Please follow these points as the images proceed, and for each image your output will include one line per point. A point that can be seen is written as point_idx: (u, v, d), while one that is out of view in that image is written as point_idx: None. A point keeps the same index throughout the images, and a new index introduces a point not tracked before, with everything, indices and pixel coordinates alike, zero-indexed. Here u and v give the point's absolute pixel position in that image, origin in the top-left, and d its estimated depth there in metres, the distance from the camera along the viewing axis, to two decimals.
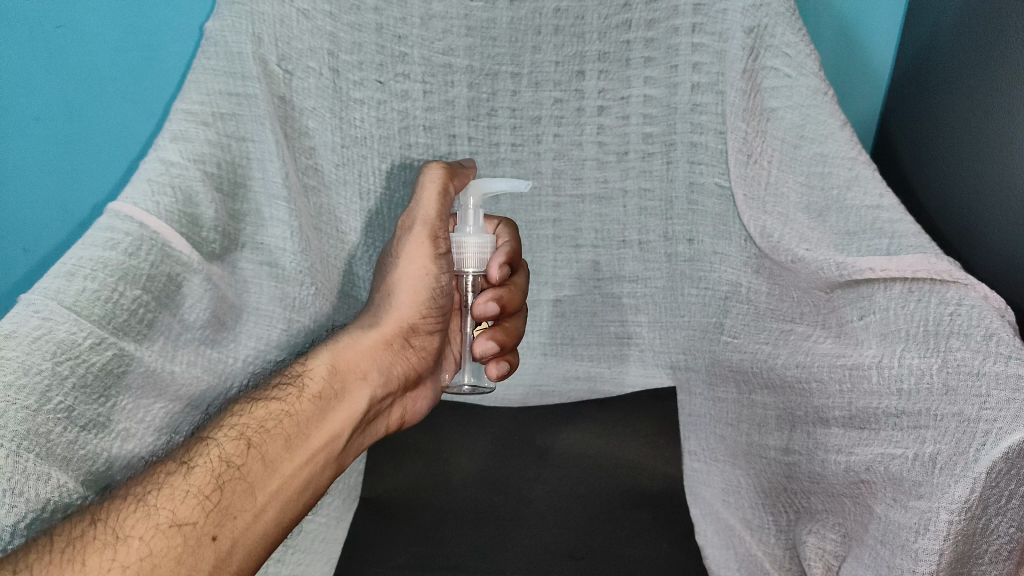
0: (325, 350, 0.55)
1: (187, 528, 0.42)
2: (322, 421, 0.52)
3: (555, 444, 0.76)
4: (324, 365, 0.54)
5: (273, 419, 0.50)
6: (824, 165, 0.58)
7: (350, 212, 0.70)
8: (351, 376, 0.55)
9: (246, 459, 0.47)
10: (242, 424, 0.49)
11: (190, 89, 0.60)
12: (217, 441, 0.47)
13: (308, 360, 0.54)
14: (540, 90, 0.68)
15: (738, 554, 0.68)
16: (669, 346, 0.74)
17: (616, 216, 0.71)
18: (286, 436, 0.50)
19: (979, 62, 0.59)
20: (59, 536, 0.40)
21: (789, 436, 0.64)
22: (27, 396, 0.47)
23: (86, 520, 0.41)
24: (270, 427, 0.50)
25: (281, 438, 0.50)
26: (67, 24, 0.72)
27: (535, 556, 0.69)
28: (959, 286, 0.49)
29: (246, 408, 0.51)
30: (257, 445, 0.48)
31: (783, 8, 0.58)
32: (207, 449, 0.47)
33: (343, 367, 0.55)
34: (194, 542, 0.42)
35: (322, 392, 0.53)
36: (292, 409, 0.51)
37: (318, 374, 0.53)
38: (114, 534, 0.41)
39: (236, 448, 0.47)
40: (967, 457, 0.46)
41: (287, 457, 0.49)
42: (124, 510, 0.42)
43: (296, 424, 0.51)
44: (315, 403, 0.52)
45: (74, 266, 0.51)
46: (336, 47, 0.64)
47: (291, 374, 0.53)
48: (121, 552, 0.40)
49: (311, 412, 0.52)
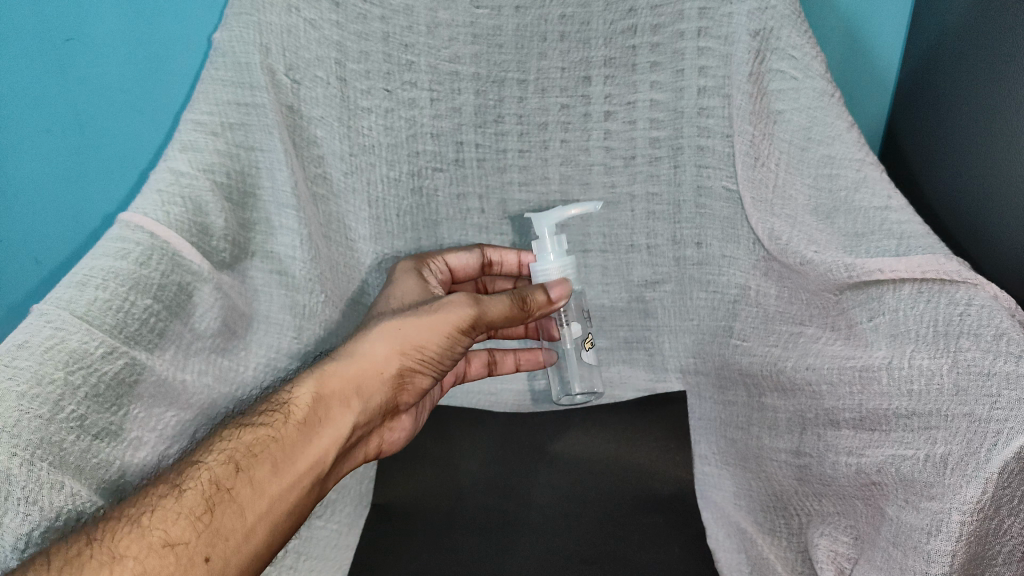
0: (312, 375, 0.54)
1: (180, 547, 0.44)
2: (310, 446, 0.52)
3: (566, 450, 0.76)
4: (310, 391, 0.53)
5: (260, 442, 0.50)
6: (831, 167, 0.58)
7: (360, 220, 0.71)
8: (340, 402, 0.54)
9: (235, 482, 0.47)
10: (228, 448, 0.49)
11: (198, 99, 0.62)
12: (206, 464, 0.48)
13: (294, 386, 0.53)
14: (547, 95, 0.67)
15: (750, 557, 0.67)
16: (680, 351, 0.76)
17: (624, 221, 0.72)
18: (274, 460, 0.49)
19: (984, 60, 0.59)
20: (55, 558, 0.41)
21: (799, 438, 0.63)
22: (40, 405, 0.47)
23: (83, 540, 0.42)
24: (257, 452, 0.49)
25: (270, 461, 0.49)
26: (78, 37, 0.71)
27: (546, 563, 0.67)
28: (968, 285, 0.49)
29: (234, 432, 0.50)
30: (245, 467, 0.48)
31: (789, 10, 0.57)
32: (197, 472, 0.47)
33: (329, 394, 0.54)
34: (187, 562, 0.43)
35: (310, 416, 0.52)
36: (278, 434, 0.50)
37: (303, 400, 0.52)
38: (110, 554, 0.42)
39: (226, 471, 0.47)
40: (979, 458, 0.46)
41: (275, 481, 0.49)
42: (118, 529, 0.43)
43: (283, 451, 0.50)
44: (301, 429, 0.51)
45: (86, 276, 0.52)
46: (344, 56, 0.65)
47: (278, 400, 0.52)
48: (117, 571, 0.41)
49: (299, 436, 0.51)
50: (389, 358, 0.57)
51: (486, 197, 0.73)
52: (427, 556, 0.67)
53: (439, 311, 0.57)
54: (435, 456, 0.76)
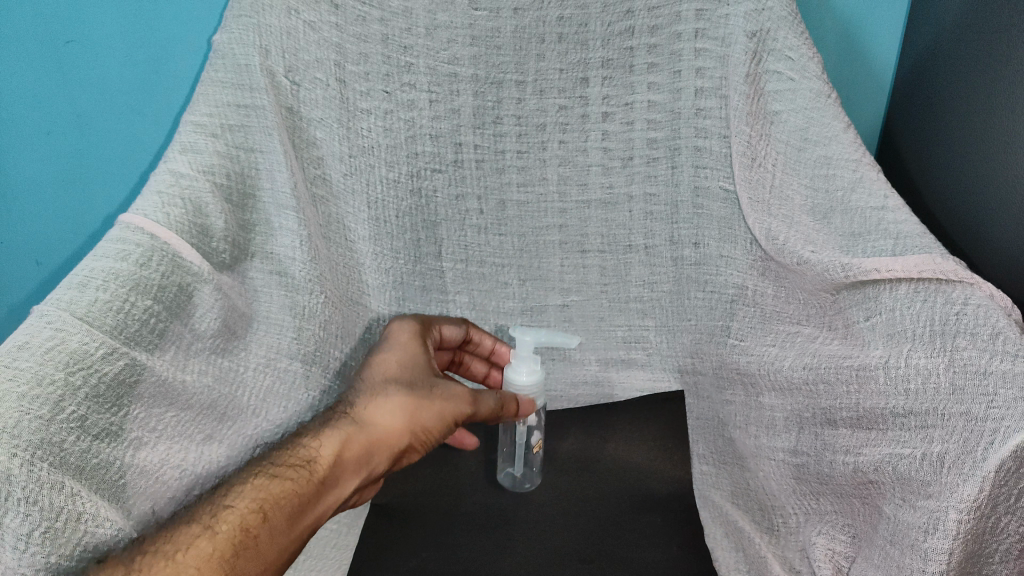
0: (337, 434, 0.51)
1: None
2: (322, 508, 0.49)
3: (563, 448, 0.77)
4: (334, 453, 0.50)
5: (287, 497, 0.47)
6: (828, 167, 0.59)
7: (359, 220, 0.71)
8: (355, 467, 0.51)
9: (259, 537, 0.45)
10: (254, 498, 0.46)
11: (199, 101, 0.63)
12: (234, 513, 0.45)
13: (322, 442, 0.50)
14: (545, 97, 0.68)
15: (748, 556, 0.63)
16: (676, 351, 0.76)
17: (622, 221, 0.72)
18: (291, 520, 0.47)
19: (979, 60, 0.59)
20: None
21: (797, 437, 0.64)
22: (40, 405, 0.46)
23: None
24: (281, 508, 0.47)
25: (288, 519, 0.47)
26: (78, 39, 0.72)
27: (544, 559, 0.66)
28: (964, 285, 0.50)
29: (261, 479, 0.48)
30: (271, 522, 0.46)
31: (785, 11, 0.59)
32: (227, 518, 0.45)
33: (348, 460, 0.51)
34: None
35: (330, 479, 0.50)
36: (303, 492, 0.48)
37: (327, 460, 0.50)
38: None
39: (254, 523, 0.45)
40: (975, 456, 0.46)
41: (290, 540, 0.47)
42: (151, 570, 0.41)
43: (303, 510, 0.48)
44: (322, 490, 0.49)
45: (86, 277, 0.53)
46: (343, 58, 0.65)
47: (302, 453, 0.50)
48: None
49: (318, 497, 0.49)
50: (402, 438, 0.53)
51: (484, 197, 0.73)
52: (425, 554, 0.67)
53: (456, 400, 0.55)
54: (435, 455, 0.77)
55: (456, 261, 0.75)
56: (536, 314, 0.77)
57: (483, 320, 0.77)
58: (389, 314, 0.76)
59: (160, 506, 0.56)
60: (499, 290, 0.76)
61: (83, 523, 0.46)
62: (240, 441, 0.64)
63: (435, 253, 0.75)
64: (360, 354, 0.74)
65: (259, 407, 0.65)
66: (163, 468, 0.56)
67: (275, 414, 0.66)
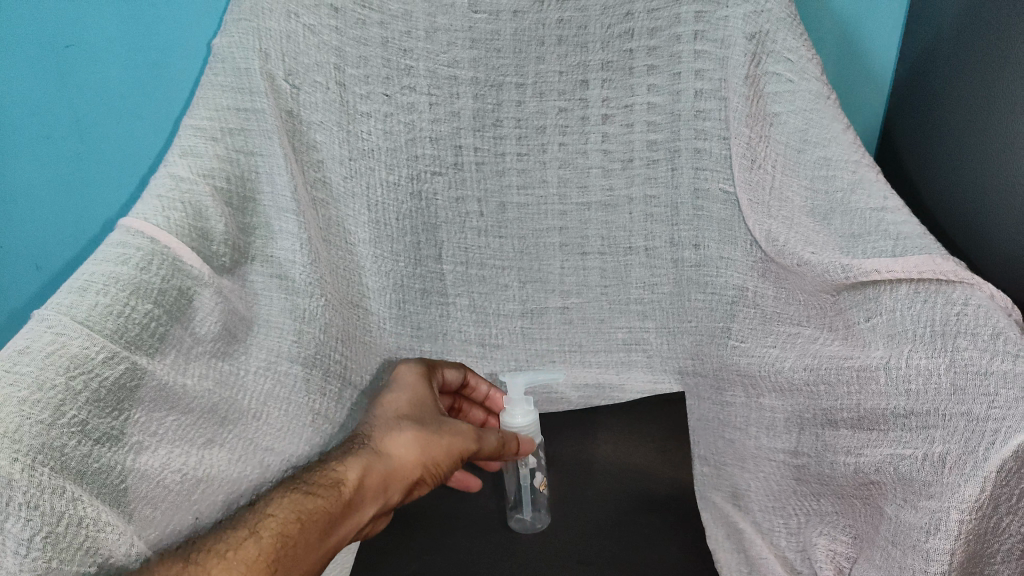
0: (361, 458, 0.50)
1: None
2: (345, 527, 0.49)
3: (563, 451, 0.77)
4: (359, 475, 0.49)
5: (317, 512, 0.47)
6: (827, 168, 0.59)
7: (359, 224, 0.72)
8: (377, 493, 0.51)
9: (289, 549, 0.45)
10: (289, 512, 0.46)
11: (198, 105, 0.63)
12: (270, 525, 0.45)
13: (346, 464, 0.50)
14: (545, 99, 0.68)
15: (750, 557, 0.64)
16: (678, 352, 0.76)
17: (622, 223, 0.72)
18: (320, 537, 0.47)
19: (978, 61, 0.59)
20: None
21: (797, 438, 0.64)
22: (43, 409, 0.46)
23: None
24: (311, 523, 0.46)
25: (319, 537, 0.46)
26: (77, 44, 0.72)
27: (542, 560, 0.66)
28: (965, 285, 0.50)
29: (294, 494, 0.48)
30: (300, 535, 0.46)
31: (784, 14, 0.59)
32: (269, 527, 0.45)
33: (370, 484, 0.50)
34: None
35: (355, 500, 0.49)
36: (332, 508, 0.47)
37: (352, 482, 0.49)
38: None
39: (287, 534, 0.45)
40: (977, 456, 0.46)
41: (316, 554, 0.46)
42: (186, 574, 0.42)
43: (331, 527, 0.47)
44: (347, 510, 0.48)
45: (87, 281, 0.53)
46: (343, 61, 0.65)
47: (329, 474, 0.49)
48: None
49: (344, 515, 0.48)
50: (417, 469, 0.52)
51: (484, 200, 0.73)
52: (431, 557, 0.67)
53: (465, 436, 0.55)
54: None
55: (457, 263, 0.75)
56: (536, 316, 0.77)
57: (484, 322, 0.77)
58: (389, 316, 0.76)
59: (161, 511, 0.55)
60: (498, 292, 0.76)
61: (85, 527, 0.46)
62: (242, 445, 0.63)
63: (435, 255, 0.75)
64: (359, 356, 0.74)
65: (260, 410, 0.65)
66: (165, 472, 0.56)
67: (276, 417, 0.66)
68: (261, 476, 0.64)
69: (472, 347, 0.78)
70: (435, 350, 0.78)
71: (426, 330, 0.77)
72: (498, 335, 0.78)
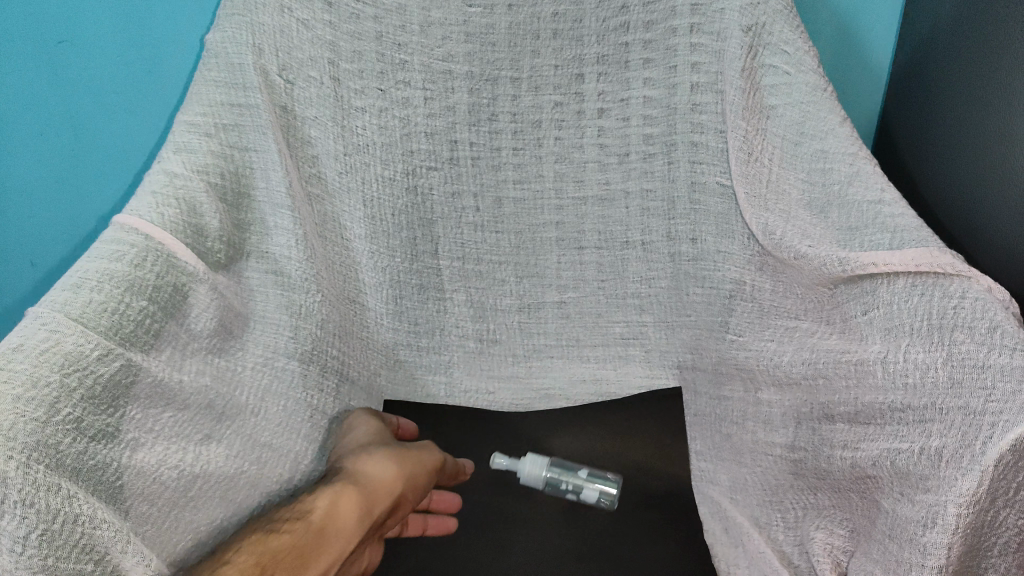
0: (328, 490, 0.57)
1: None
2: (321, 556, 0.53)
3: (561, 446, 0.77)
4: (326, 504, 0.55)
5: (287, 546, 0.51)
6: (824, 161, 0.59)
7: (354, 219, 0.72)
8: (352, 520, 0.56)
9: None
10: (252, 553, 0.50)
11: (192, 101, 0.63)
12: (241, 560, 0.49)
13: (313, 498, 0.56)
14: (541, 93, 0.68)
15: (747, 551, 0.64)
16: (676, 346, 0.76)
17: (618, 218, 0.72)
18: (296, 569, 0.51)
19: (977, 53, 0.59)
20: None
21: (794, 432, 0.64)
22: (37, 407, 0.46)
23: None
24: (285, 556, 0.51)
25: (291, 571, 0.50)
26: (69, 39, 0.71)
27: (541, 557, 0.69)
28: (962, 279, 0.49)
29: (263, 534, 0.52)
30: (278, 564, 0.50)
31: (780, 5, 0.59)
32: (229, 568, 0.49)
33: (338, 516, 0.55)
34: None
35: (326, 528, 0.54)
36: (302, 538, 0.52)
37: (321, 509, 0.55)
38: None
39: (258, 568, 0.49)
40: (974, 450, 0.46)
41: None
42: None
43: (304, 557, 0.51)
44: (320, 537, 0.53)
45: (80, 279, 0.53)
46: (337, 56, 0.65)
47: (297, 508, 0.55)
48: None
49: (317, 544, 0.53)
50: (394, 482, 0.61)
51: (481, 195, 0.72)
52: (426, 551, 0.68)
53: (423, 454, 0.66)
54: None
55: (453, 259, 0.75)
56: (533, 311, 0.77)
57: (482, 317, 0.77)
58: (386, 311, 0.76)
59: (158, 508, 0.55)
60: (495, 287, 0.76)
61: (80, 525, 0.46)
62: (240, 442, 0.63)
63: (431, 250, 0.74)
64: (355, 352, 0.76)
65: (257, 406, 0.65)
66: (162, 468, 0.55)
67: (274, 412, 0.66)
68: (260, 473, 0.64)
69: (470, 343, 0.78)
70: (432, 345, 0.78)
71: (423, 325, 0.78)
72: (495, 330, 0.78)
